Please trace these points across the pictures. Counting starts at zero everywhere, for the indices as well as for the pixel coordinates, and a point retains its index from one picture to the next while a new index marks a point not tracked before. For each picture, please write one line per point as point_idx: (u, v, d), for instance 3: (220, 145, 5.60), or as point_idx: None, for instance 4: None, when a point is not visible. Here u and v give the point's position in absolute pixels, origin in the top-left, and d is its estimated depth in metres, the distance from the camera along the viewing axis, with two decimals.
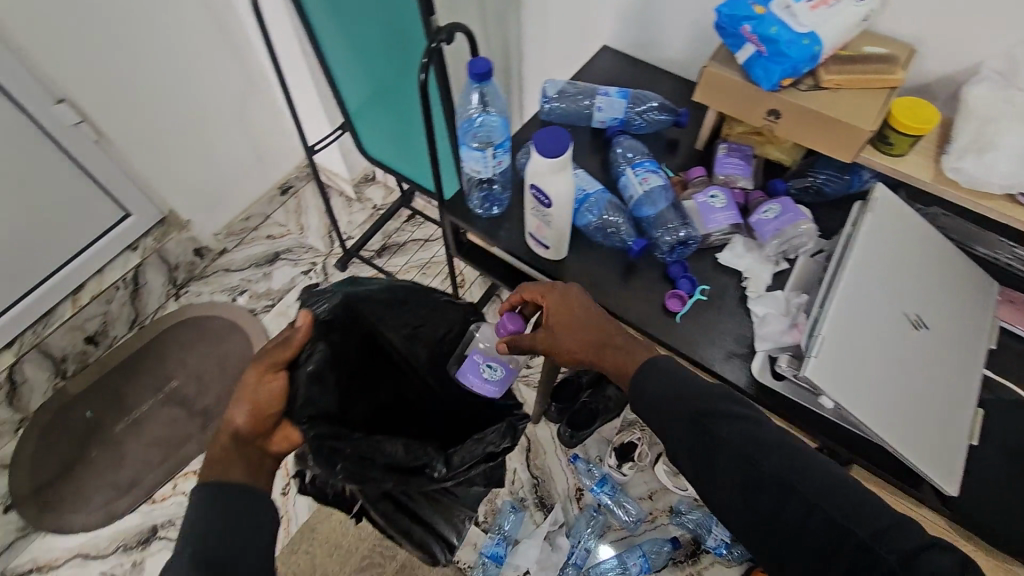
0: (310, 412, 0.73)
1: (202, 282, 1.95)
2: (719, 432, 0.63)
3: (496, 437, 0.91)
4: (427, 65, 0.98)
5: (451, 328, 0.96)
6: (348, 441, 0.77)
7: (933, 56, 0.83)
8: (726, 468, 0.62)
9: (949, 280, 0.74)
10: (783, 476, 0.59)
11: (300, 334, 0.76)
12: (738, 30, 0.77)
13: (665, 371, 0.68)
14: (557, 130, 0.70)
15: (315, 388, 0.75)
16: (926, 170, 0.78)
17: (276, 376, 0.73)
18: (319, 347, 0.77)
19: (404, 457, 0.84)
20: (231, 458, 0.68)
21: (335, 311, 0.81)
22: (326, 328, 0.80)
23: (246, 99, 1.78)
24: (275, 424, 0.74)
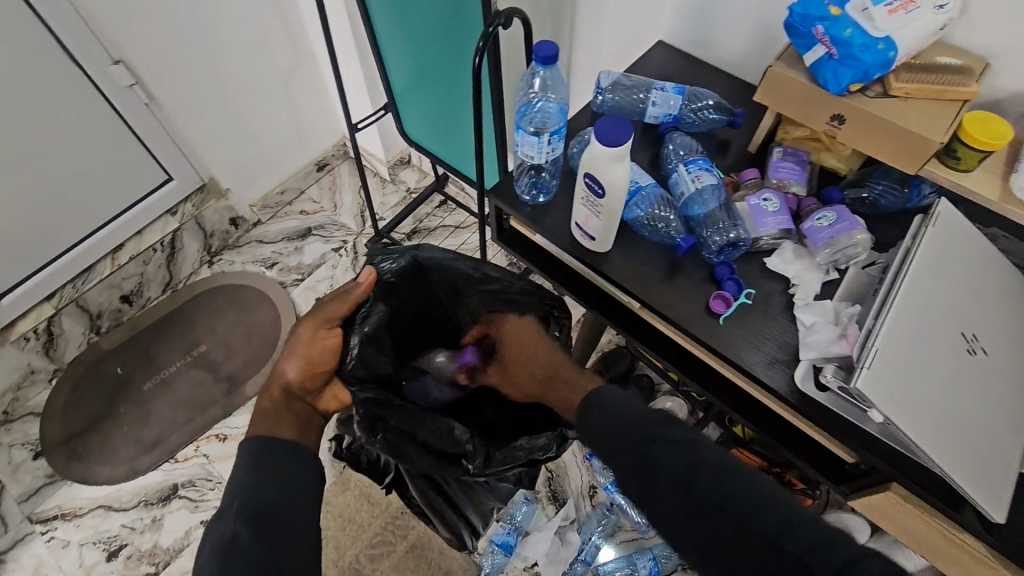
0: (360, 374, 0.80)
1: (235, 252, 1.98)
2: (661, 455, 0.66)
3: (544, 444, 0.91)
4: (482, 49, 0.99)
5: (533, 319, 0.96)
6: (394, 412, 0.81)
7: (1007, 71, 0.80)
8: (668, 487, 0.64)
9: (1007, 304, 0.72)
10: (719, 498, 0.61)
11: (360, 290, 0.82)
12: (810, 30, 0.75)
13: (615, 400, 0.74)
14: (620, 119, 0.69)
15: (367, 348, 0.81)
16: (993, 189, 0.75)
17: (331, 333, 0.79)
18: (378, 306, 0.83)
19: (442, 440, 0.85)
20: (281, 414, 0.72)
21: (399, 273, 0.86)
22: (388, 289, 0.85)
23: (292, 73, 1.80)
24: (324, 382, 0.79)
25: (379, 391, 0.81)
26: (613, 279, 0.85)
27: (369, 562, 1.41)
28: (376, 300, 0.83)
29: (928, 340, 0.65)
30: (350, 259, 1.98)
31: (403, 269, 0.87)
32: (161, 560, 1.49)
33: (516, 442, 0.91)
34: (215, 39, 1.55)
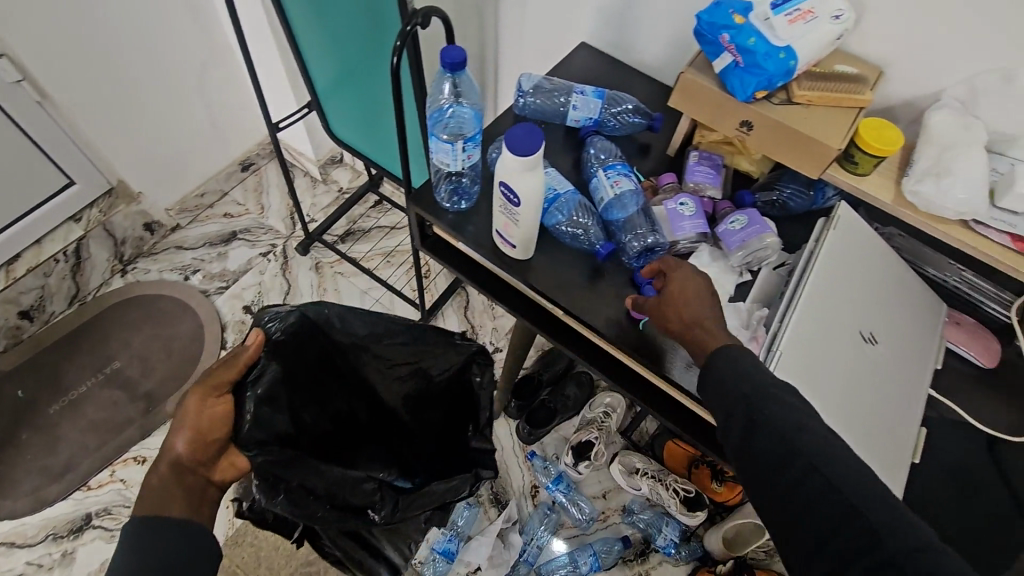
0: (258, 437, 0.74)
1: (151, 259, 1.86)
2: (768, 412, 0.58)
3: (456, 487, 0.95)
4: (400, 49, 0.96)
5: (450, 366, 0.94)
6: (299, 470, 0.76)
7: (898, 79, 0.85)
8: (764, 450, 0.56)
9: (903, 300, 0.76)
10: (821, 465, 0.53)
11: (248, 352, 0.76)
12: (717, 38, 0.76)
13: (741, 361, 0.62)
14: (532, 127, 0.68)
15: (265, 410, 0.75)
16: (887, 192, 0.80)
17: (222, 400, 0.73)
18: (272, 366, 0.77)
19: (347, 491, 0.82)
20: (168, 492, 0.67)
21: (291, 332, 0.80)
22: (282, 349, 0.79)
23: (208, 69, 1.70)
24: (220, 451, 0.73)
25: (282, 451, 0.75)
26: (536, 287, 0.84)
27: None
28: (267, 361, 0.76)
29: (830, 339, 0.68)
30: (279, 264, 1.89)
31: (294, 326, 0.80)
32: None
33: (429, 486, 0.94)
34: (116, 33, 1.44)
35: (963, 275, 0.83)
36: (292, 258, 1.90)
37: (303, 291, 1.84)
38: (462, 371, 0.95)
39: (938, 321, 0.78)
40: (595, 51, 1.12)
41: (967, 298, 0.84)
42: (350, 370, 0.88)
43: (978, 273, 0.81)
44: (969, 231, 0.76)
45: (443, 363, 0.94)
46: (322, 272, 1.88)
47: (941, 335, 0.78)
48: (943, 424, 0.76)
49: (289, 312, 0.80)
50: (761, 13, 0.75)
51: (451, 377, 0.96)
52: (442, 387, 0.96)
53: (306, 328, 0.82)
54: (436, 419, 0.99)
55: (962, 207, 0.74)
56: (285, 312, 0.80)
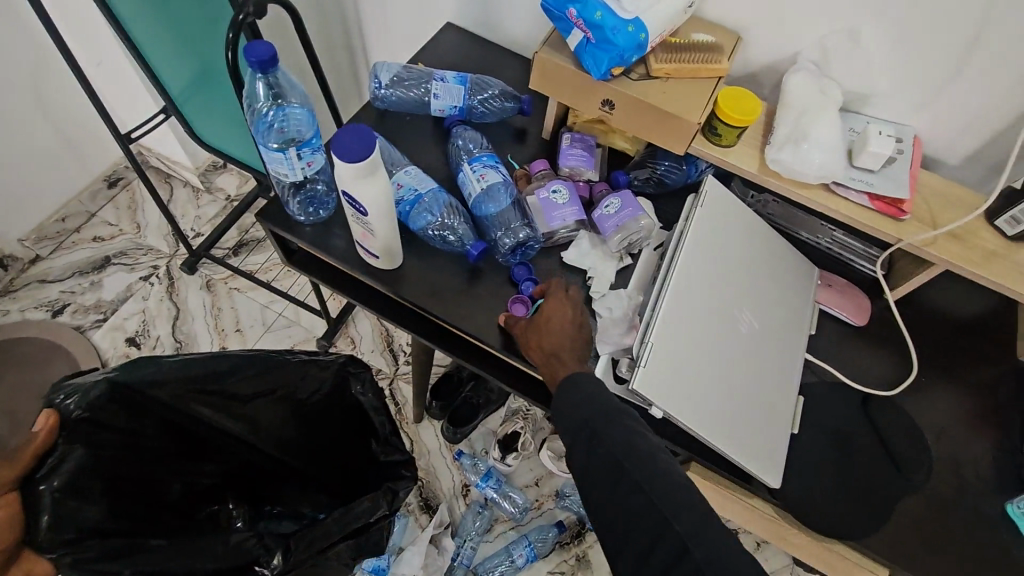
0: (70, 536, 0.61)
1: (10, 298, 1.65)
2: (607, 434, 0.59)
3: (367, 508, 0.86)
4: (234, 41, 0.84)
5: (320, 388, 0.86)
6: (132, 557, 0.64)
7: (756, 44, 0.83)
8: (599, 474, 0.58)
9: (774, 271, 0.76)
10: (646, 486, 0.55)
11: (36, 443, 0.61)
12: (565, 13, 0.71)
13: (582, 387, 0.63)
14: (361, 128, 0.61)
15: (69, 504, 0.62)
16: (753, 161, 0.78)
17: (5, 501, 0.57)
18: (76, 450, 0.64)
19: (212, 558, 0.70)
20: None
21: (98, 407, 0.66)
22: (93, 427, 0.66)
23: (41, 79, 1.50)
24: (8, 561, 0.57)
25: (106, 542, 0.63)
26: (409, 297, 0.78)
27: None
28: (68, 446, 0.63)
29: (702, 321, 0.66)
30: (164, 287, 1.72)
31: (102, 400, 0.67)
32: None
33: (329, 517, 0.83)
34: None
35: (835, 236, 0.85)
36: (178, 278, 1.73)
37: (194, 314, 1.68)
38: (342, 386, 0.89)
39: (809, 286, 0.79)
40: (462, 32, 1.05)
41: (839, 258, 0.86)
42: (203, 428, 0.78)
43: (849, 233, 0.84)
44: (832, 195, 0.76)
45: (309, 384, 0.85)
46: (214, 290, 1.73)
47: (813, 300, 0.79)
48: (822, 387, 0.77)
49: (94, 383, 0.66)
50: None
51: (327, 395, 0.88)
52: (321, 410, 0.88)
53: (124, 396, 0.68)
54: (333, 451, 0.93)
55: (821, 172, 0.74)
56: (87, 385, 0.66)
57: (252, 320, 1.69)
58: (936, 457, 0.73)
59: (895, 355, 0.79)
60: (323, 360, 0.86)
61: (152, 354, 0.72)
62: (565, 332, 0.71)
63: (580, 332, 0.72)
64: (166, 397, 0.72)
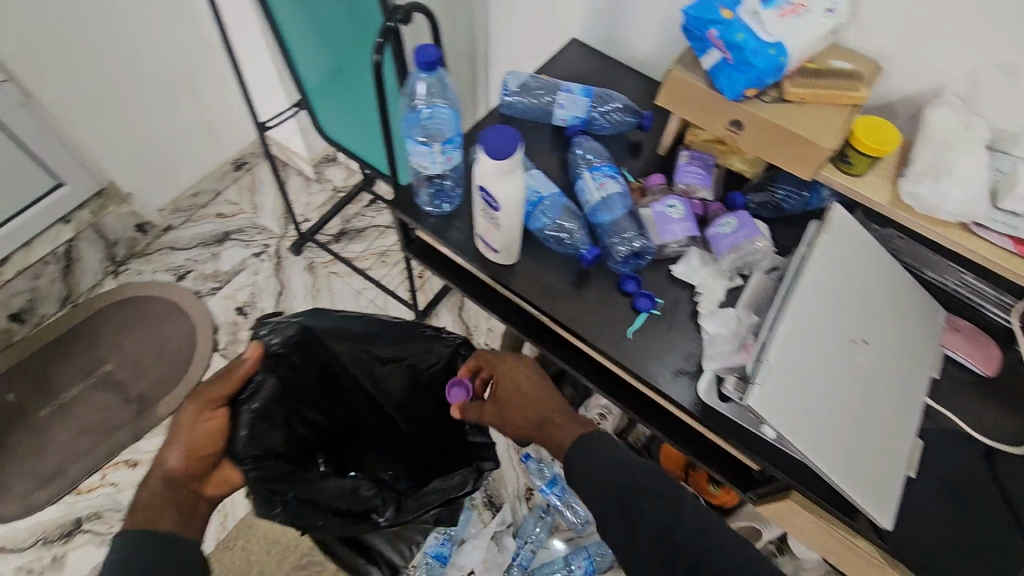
0: (254, 452, 0.76)
1: (144, 260, 1.84)
2: (637, 504, 0.70)
3: (459, 482, 0.87)
4: (382, 44, 0.93)
5: (436, 362, 0.91)
6: (293, 484, 0.77)
7: (896, 74, 0.81)
8: (649, 545, 0.67)
9: (897, 307, 0.74)
10: (696, 552, 0.64)
11: (244, 367, 0.75)
12: (704, 33, 0.73)
13: (597, 452, 0.76)
14: (508, 129, 0.65)
15: (258, 426, 0.76)
16: (883, 193, 0.76)
17: (216, 414, 0.73)
18: (269, 380, 0.77)
19: (345, 499, 0.80)
20: (161, 505, 0.67)
21: (290, 345, 0.80)
22: (281, 362, 0.79)
23: (195, 68, 1.69)
24: (214, 464, 0.74)
25: (276, 466, 0.76)
26: (520, 293, 0.82)
27: None
28: (266, 375, 0.77)
29: (818, 347, 0.66)
30: (272, 264, 1.87)
31: (293, 340, 0.80)
32: None
33: (429, 485, 0.87)
34: (101, 31, 1.44)
35: (964, 279, 0.80)
36: (285, 258, 1.88)
37: (296, 293, 1.82)
38: (452, 363, 0.92)
39: (935, 327, 0.76)
40: (585, 46, 1.09)
41: (967, 303, 0.81)
42: (349, 379, 0.88)
43: (979, 276, 0.79)
44: (970, 235, 0.73)
45: (429, 357, 0.90)
46: (315, 272, 1.86)
47: (938, 342, 0.76)
48: (941, 435, 0.73)
49: (288, 324, 0.79)
50: (749, 7, 0.71)
51: (441, 370, 0.93)
52: (434, 384, 0.94)
53: (305, 340, 0.81)
54: (432, 423, 0.98)
55: (961, 210, 0.71)
56: (284, 326, 0.79)
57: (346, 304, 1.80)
58: None
59: None
60: (445, 337, 0.90)
61: (334, 308, 0.83)
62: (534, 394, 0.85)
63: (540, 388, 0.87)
64: (337, 347, 0.84)
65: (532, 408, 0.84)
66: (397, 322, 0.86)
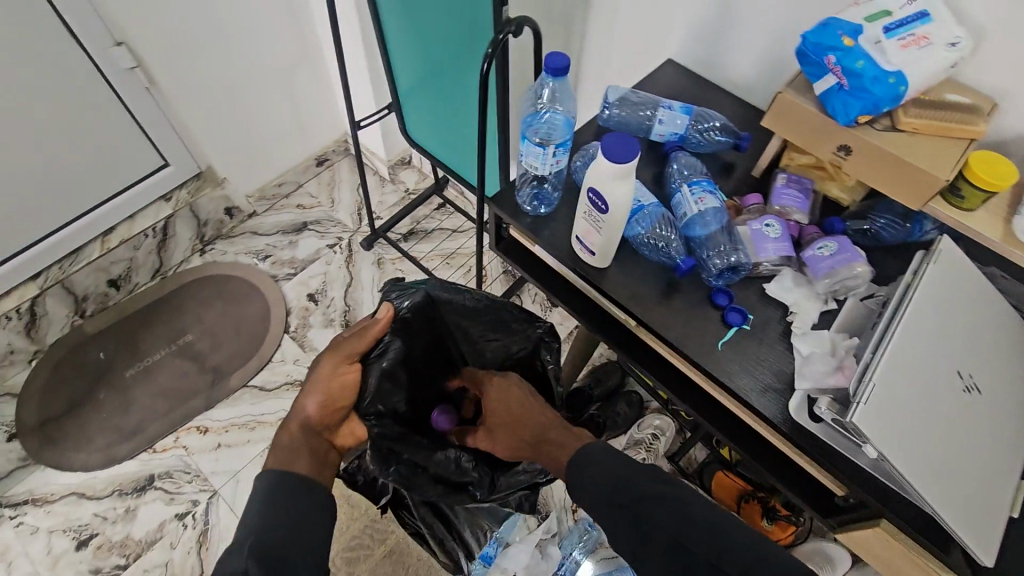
0: (377, 409, 0.86)
1: (228, 242, 1.96)
2: (649, 509, 0.70)
3: (545, 469, 0.97)
4: (491, 56, 0.99)
5: (524, 347, 0.99)
6: (408, 446, 0.89)
7: (1013, 111, 0.80)
8: (664, 552, 0.67)
9: (1006, 345, 0.73)
10: (710, 556, 0.64)
11: (378, 327, 0.83)
12: (821, 59, 0.75)
13: (591, 459, 0.78)
14: (628, 136, 0.69)
15: (383, 385, 0.86)
16: (996, 230, 0.75)
17: (351, 369, 0.82)
18: (395, 343, 0.86)
19: (448, 469, 0.92)
20: (300, 448, 0.76)
21: (415, 310, 0.88)
22: (403, 326, 0.87)
23: (296, 67, 1.81)
24: (344, 416, 0.85)
25: (393, 426, 0.88)
26: (611, 297, 0.84)
27: (346, 566, 1.38)
28: (392, 338, 0.85)
29: (924, 376, 0.66)
30: (344, 256, 1.95)
31: (418, 306, 0.89)
32: (131, 553, 1.46)
33: (519, 467, 0.97)
34: (222, 29, 1.57)
35: None
36: (356, 251, 1.96)
37: (365, 285, 1.89)
38: (536, 353, 0.99)
39: None
40: (681, 67, 1.12)
41: None
42: (455, 350, 0.98)
43: None
44: None
45: (519, 342, 0.98)
46: (384, 268, 1.93)
47: None
48: None
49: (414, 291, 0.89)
50: (871, 36, 0.73)
51: (528, 355, 0.99)
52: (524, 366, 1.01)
53: (427, 308, 0.90)
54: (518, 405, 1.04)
55: None
56: (410, 293, 0.88)
57: None
58: None
59: None
60: (535, 323, 0.97)
61: (452, 281, 0.92)
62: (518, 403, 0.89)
63: (529, 404, 0.89)
64: (450, 318, 0.93)
65: (519, 421, 0.87)
66: (499, 299, 0.94)
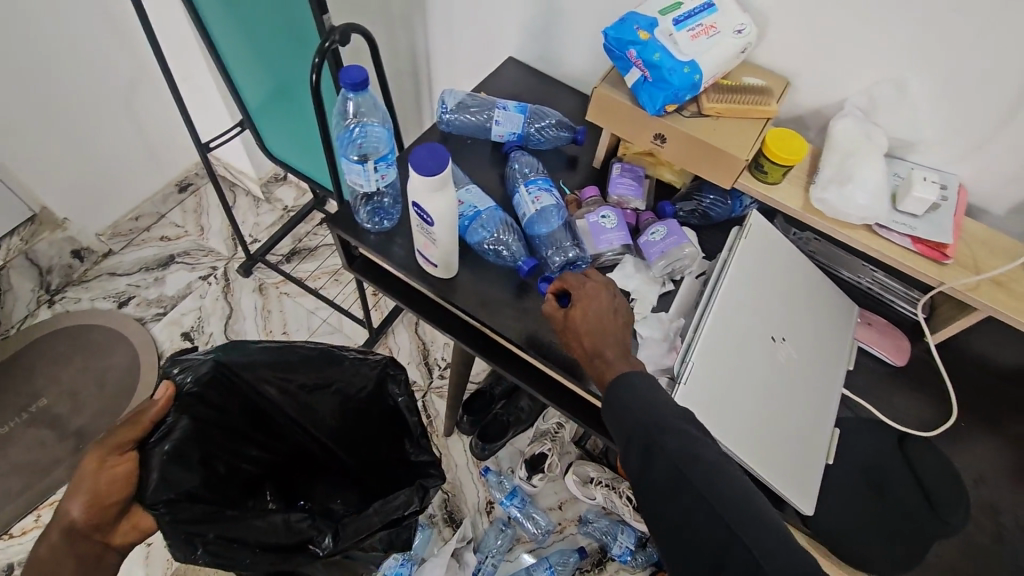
0: (167, 496, 0.71)
1: (82, 288, 1.77)
2: (663, 442, 0.60)
3: (401, 503, 0.88)
4: (319, 65, 0.92)
5: (364, 387, 0.92)
6: (218, 523, 0.73)
7: (805, 90, 0.88)
8: (659, 480, 0.59)
9: (816, 309, 0.79)
10: (707, 493, 0.56)
11: (154, 410, 0.73)
12: (624, 53, 0.77)
13: (620, 401, 0.65)
14: (438, 147, 0.67)
15: (172, 468, 0.73)
16: (797, 199, 0.82)
17: (124, 458, 0.68)
18: (181, 422, 0.75)
19: (278, 534, 0.77)
20: (60, 560, 0.64)
21: (205, 383, 0.79)
22: (196, 401, 0.78)
23: (134, 88, 1.65)
24: (121, 513, 0.68)
25: (194, 508, 0.72)
26: (463, 306, 0.83)
27: None
28: (177, 415, 0.75)
29: (743, 352, 0.70)
30: (220, 287, 1.81)
31: (207, 377, 0.79)
32: None
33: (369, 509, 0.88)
34: (29, 55, 1.39)
35: (876, 276, 0.86)
36: (233, 280, 1.83)
37: (246, 314, 1.77)
38: (382, 385, 0.93)
39: (851, 322, 0.82)
40: (523, 65, 1.13)
41: (879, 298, 0.88)
42: (275, 411, 0.88)
43: (889, 274, 0.85)
44: (874, 235, 0.78)
45: (358, 382, 0.91)
46: (266, 294, 1.81)
47: (853, 336, 0.82)
48: (857, 423, 0.80)
49: (203, 361, 0.79)
50: (665, 29, 0.76)
51: (371, 392, 0.93)
52: (364, 407, 0.94)
53: (220, 377, 0.80)
54: (373, 451, 0.99)
55: (865, 213, 0.77)
56: (196, 363, 0.79)
57: (298, 324, 1.76)
58: (975, 499, 0.75)
59: (932, 398, 0.81)
60: (371, 359, 0.91)
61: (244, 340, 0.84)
62: (612, 332, 0.72)
63: (621, 332, 0.72)
64: (254, 379, 0.83)
65: (602, 335, 0.71)
66: (312, 349, 0.86)
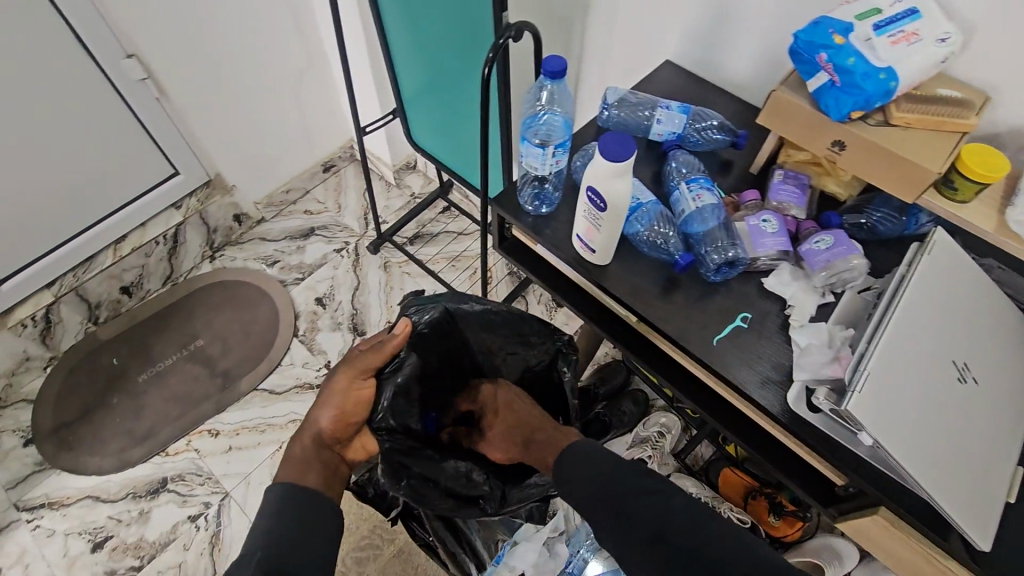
0: (389, 424, 0.85)
1: (237, 248, 1.99)
2: (629, 503, 0.74)
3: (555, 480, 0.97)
4: (492, 60, 0.98)
5: (541, 361, 1.00)
6: (418, 459, 0.86)
7: (1007, 106, 0.82)
8: (640, 537, 0.70)
9: (1002, 340, 0.74)
10: (692, 547, 0.67)
11: (395, 342, 0.85)
12: (814, 57, 0.76)
13: (579, 459, 0.82)
14: (625, 136, 0.72)
15: (399, 399, 0.86)
16: (990, 220, 0.77)
17: (368, 382, 0.84)
18: (410, 358, 0.87)
19: (460, 482, 0.89)
20: (313, 459, 0.77)
21: (433, 325, 0.91)
22: (422, 341, 0.90)
23: (303, 75, 1.83)
24: (356, 432, 0.85)
25: (405, 441, 0.86)
26: (613, 292, 0.86)
27: (355, 565, 1.35)
28: (410, 352, 0.87)
29: (920, 370, 0.67)
30: (351, 261, 1.97)
31: (434, 321, 0.91)
32: (146, 554, 1.49)
33: (530, 480, 0.97)
34: (228, 41, 1.58)
35: None
36: (363, 256, 1.98)
37: (371, 287, 1.91)
38: (553, 362, 1.00)
39: None
40: (679, 68, 1.14)
41: None
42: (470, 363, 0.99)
43: None
44: None
45: (536, 354, 0.99)
46: (390, 271, 1.95)
47: None
48: None
49: (433, 307, 0.92)
50: (862, 34, 0.74)
51: (544, 366, 1.01)
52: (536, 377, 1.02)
53: (444, 322, 0.92)
54: None
55: None
56: (428, 308, 0.91)
57: None
58: None
59: None
60: (557, 334, 0.99)
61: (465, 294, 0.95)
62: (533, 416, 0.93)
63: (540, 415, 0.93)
64: (465, 332, 0.95)
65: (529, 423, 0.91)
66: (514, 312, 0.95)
